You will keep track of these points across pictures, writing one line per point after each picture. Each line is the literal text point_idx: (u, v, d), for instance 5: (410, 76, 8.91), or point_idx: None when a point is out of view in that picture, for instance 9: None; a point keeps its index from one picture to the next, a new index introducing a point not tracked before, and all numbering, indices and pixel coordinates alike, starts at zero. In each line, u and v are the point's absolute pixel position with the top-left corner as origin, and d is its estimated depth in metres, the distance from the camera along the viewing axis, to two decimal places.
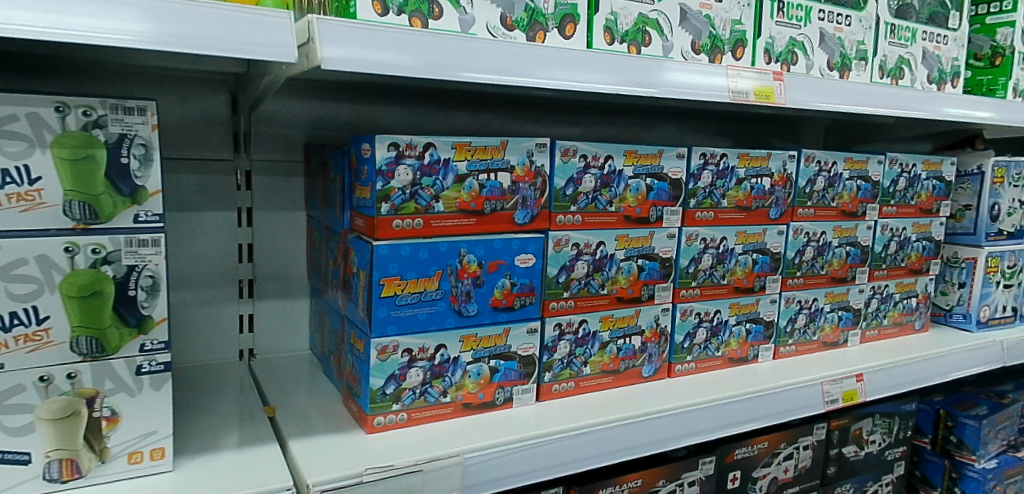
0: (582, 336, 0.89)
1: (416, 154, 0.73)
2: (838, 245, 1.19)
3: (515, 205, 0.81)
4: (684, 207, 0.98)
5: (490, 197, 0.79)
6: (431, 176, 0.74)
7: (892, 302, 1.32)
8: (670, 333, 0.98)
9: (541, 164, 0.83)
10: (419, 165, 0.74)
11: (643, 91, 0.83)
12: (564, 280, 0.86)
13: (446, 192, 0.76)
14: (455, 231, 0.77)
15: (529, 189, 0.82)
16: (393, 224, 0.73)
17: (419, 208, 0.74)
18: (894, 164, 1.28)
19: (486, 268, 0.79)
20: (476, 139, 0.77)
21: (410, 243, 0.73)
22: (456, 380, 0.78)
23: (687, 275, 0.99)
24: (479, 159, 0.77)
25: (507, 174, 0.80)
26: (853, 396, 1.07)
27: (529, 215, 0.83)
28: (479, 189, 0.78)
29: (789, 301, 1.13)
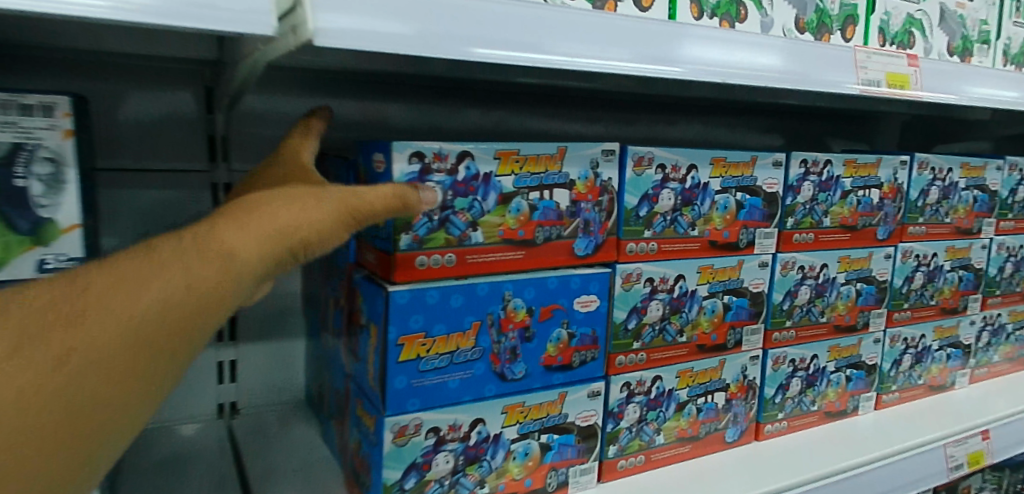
0: (655, 396, 0.69)
1: (448, 168, 0.54)
2: (950, 269, 0.98)
3: (575, 232, 0.61)
4: (780, 229, 0.78)
5: (544, 223, 0.59)
6: (467, 196, 0.55)
7: (1005, 335, 1.11)
8: (759, 386, 0.79)
9: (608, 177, 0.63)
10: (450, 182, 0.54)
11: (663, 71, 0.57)
12: (634, 326, 0.67)
13: (488, 217, 0.56)
14: (498, 268, 0.58)
15: (593, 210, 0.62)
16: (415, 261, 0.54)
17: (450, 239, 0.55)
18: (1015, 170, 1.06)
19: (537, 315, 0.60)
20: (527, 145, 0.57)
21: (439, 287, 0.54)
22: (497, 465, 0.59)
23: (782, 313, 0.79)
24: (530, 173, 0.58)
25: (566, 191, 0.60)
26: (978, 459, 0.87)
27: (593, 244, 0.63)
28: (530, 211, 0.58)
29: (894, 339, 0.92)
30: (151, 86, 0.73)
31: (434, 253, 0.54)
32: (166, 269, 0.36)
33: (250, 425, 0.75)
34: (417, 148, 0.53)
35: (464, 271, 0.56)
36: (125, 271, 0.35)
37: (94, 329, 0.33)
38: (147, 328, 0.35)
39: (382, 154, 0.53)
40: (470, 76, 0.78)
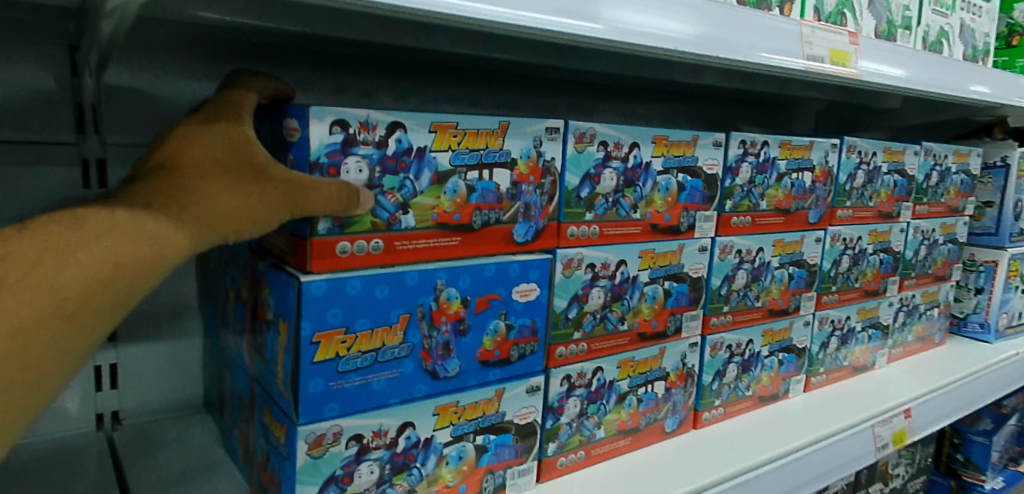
0: (596, 389, 0.65)
1: (376, 141, 0.48)
2: (873, 252, 1.00)
3: (514, 216, 0.56)
4: (719, 212, 0.75)
5: (483, 206, 0.54)
6: (398, 174, 0.49)
7: (917, 315, 1.14)
8: (698, 374, 0.76)
9: (550, 157, 0.58)
10: (379, 157, 0.48)
11: (580, 27, 0.52)
12: (575, 315, 0.63)
13: (421, 198, 0.50)
14: (431, 255, 0.52)
15: (533, 192, 0.57)
16: (337, 248, 0.47)
17: (377, 224, 0.49)
18: (929, 155, 1.09)
19: (473, 306, 0.54)
20: (466, 118, 0.52)
21: (362, 275, 0.48)
22: (429, 472, 0.53)
23: (720, 299, 0.77)
24: (468, 149, 0.52)
25: (507, 171, 0.55)
26: (901, 437, 0.88)
27: (534, 230, 0.58)
28: (467, 193, 0.53)
29: (822, 322, 0.93)
30: (11, 43, 0.62)
31: (358, 239, 0.48)
32: (95, 241, 0.37)
33: (137, 437, 0.65)
34: (341, 115, 0.46)
35: (391, 260, 0.50)
36: (56, 235, 0.36)
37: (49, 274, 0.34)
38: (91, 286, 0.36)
39: (296, 121, 0.46)
40: (391, 43, 0.71)
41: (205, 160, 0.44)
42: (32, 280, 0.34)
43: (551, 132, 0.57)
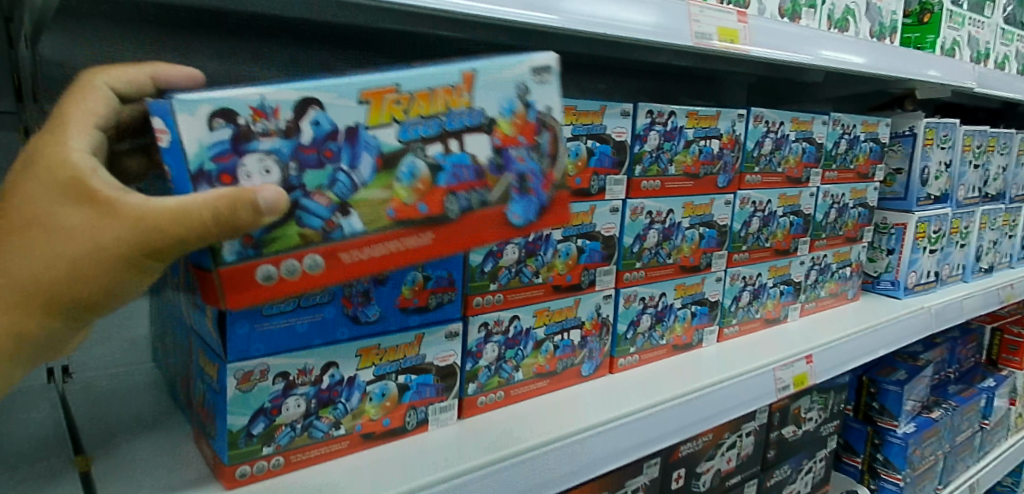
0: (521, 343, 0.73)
1: (283, 125, 0.47)
2: (782, 214, 1.09)
3: (505, 193, 0.55)
4: (629, 176, 0.82)
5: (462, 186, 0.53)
6: (326, 159, 0.49)
7: (829, 273, 1.25)
8: (612, 323, 0.85)
9: (539, 107, 0.56)
10: (292, 142, 0.48)
11: (538, 18, 0.62)
12: (491, 269, 0.69)
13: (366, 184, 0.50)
14: (387, 259, 0.51)
15: (526, 154, 0.55)
16: (257, 271, 0.48)
17: (309, 236, 0.48)
18: (837, 125, 1.18)
19: None
20: (407, 81, 0.51)
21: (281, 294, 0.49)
22: (353, 407, 0.59)
23: (632, 255, 0.84)
24: (419, 118, 0.51)
25: (484, 135, 0.54)
26: (803, 380, 0.98)
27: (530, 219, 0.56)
28: (433, 173, 0.52)
29: (734, 278, 1.02)
30: None
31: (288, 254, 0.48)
32: None
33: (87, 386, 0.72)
34: (222, 107, 0.46)
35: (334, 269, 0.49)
36: None
37: None
38: None
39: (162, 122, 0.45)
40: (318, 20, 0.77)
41: (33, 197, 0.41)
42: None
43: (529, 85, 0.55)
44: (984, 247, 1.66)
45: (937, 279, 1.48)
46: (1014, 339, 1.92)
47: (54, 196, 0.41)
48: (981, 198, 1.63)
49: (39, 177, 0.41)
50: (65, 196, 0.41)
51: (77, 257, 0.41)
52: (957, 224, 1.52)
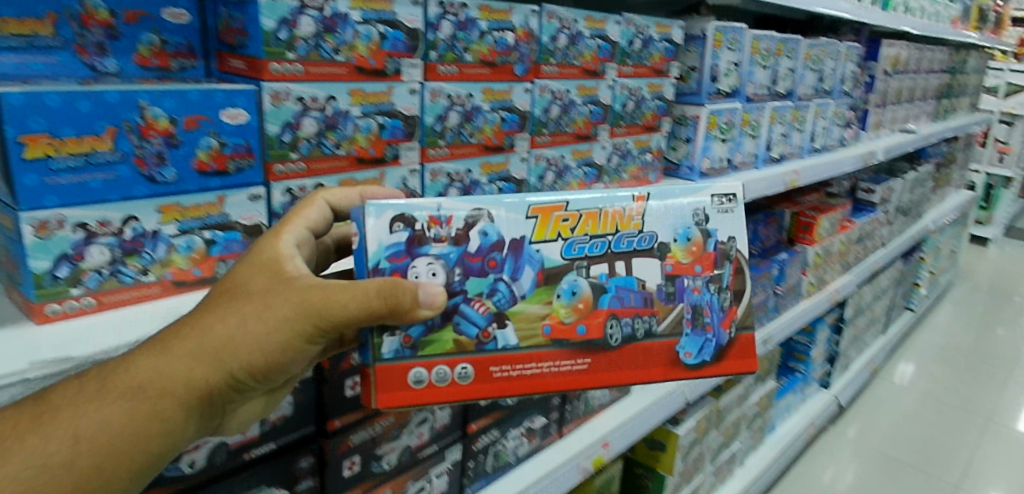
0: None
1: (453, 234, 0.73)
2: (582, 103, 1.23)
3: (651, 318, 0.82)
4: (425, 60, 0.92)
5: (625, 311, 0.80)
6: (491, 270, 0.74)
7: (631, 158, 1.42)
8: (420, 194, 0.97)
9: (705, 242, 0.85)
10: (460, 250, 0.73)
11: None
12: (290, 139, 0.77)
13: (522, 297, 0.76)
14: (542, 374, 0.76)
15: (683, 287, 0.83)
16: (413, 368, 0.72)
17: (468, 344, 0.73)
18: (630, 24, 1.30)
19: (182, 124, 0.68)
20: (573, 203, 0.79)
21: (428, 393, 0.72)
22: (159, 257, 0.69)
23: (434, 134, 0.95)
24: (580, 237, 0.79)
25: (644, 264, 0.81)
26: None
27: (701, 357, 0.85)
28: (595, 297, 0.79)
29: (538, 159, 1.16)
30: None
31: (443, 361, 0.72)
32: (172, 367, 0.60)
33: None
34: (406, 217, 0.71)
35: (484, 382, 0.74)
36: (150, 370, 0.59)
37: (122, 403, 0.57)
38: (153, 401, 0.59)
39: (358, 228, 0.70)
40: None
41: (247, 273, 0.65)
42: (104, 408, 0.57)
43: (707, 215, 0.85)
44: (774, 139, 1.91)
45: (729, 165, 1.72)
46: (806, 220, 2.24)
47: (260, 271, 0.65)
48: (771, 95, 1.86)
49: (256, 262, 0.65)
50: (267, 274, 0.64)
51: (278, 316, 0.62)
52: (746, 117, 1.74)
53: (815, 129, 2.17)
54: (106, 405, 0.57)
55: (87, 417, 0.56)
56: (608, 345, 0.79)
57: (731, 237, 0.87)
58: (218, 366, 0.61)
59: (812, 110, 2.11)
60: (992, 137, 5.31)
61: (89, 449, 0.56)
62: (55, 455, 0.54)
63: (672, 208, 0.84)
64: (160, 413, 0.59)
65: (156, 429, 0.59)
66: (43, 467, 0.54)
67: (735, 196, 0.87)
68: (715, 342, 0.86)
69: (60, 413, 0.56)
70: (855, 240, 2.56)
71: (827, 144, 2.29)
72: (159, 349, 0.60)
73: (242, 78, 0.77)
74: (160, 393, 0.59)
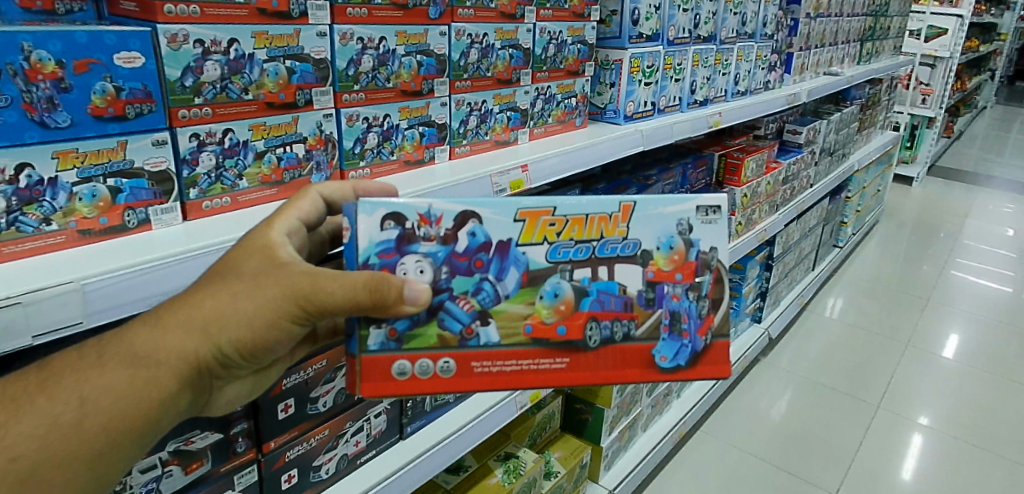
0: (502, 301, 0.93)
1: (443, 233, 0.71)
2: (501, 48, 1.21)
3: (636, 320, 0.77)
4: (332, 2, 0.90)
5: (605, 315, 0.75)
6: (478, 269, 0.72)
7: (555, 103, 1.41)
8: (338, 140, 0.97)
9: (693, 249, 0.78)
10: (448, 249, 0.71)
11: None
12: (192, 84, 0.78)
13: (507, 297, 0.73)
14: (521, 371, 0.73)
15: (666, 292, 0.78)
16: (395, 361, 0.71)
17: (452, 340, 0.72)
18: None
19: (72, 68, 0.68)
20: (560, 207, 0.75)
21: (409, 385, 0.71)
22: (61, 205, 0.71)
23: (348, 79, 0.95)
24: (565, 240, 0.75)
25: (632, 266, 0.77)
26: (519, 184, 1.19)
27: (678, 361, 0.79)
28: (576, 299, 0.75)
29: (459, 104, 1.16)
30: None
31: (426, 354, 0.72)
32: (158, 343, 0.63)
33: None
34: (399, 213, 0.70)
35: (465, 377, 0.72)
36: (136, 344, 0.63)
37: (108, 374, 0.61)
38: (137, 377, 0.62)
39: (349, 221, 0.69)
40: None
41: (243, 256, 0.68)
42: (92, 379, 0.61)
43: (692, 225, 0.79)
44: (698, 83, 1.95)
45: (653, 108, 1.76)
46: (734, 162, 2.29)
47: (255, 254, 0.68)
48: (694, 39, 1.88)
49: (248, 246, 0.69)
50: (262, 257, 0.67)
51: (263, 299, 0.65)
52: (670, 61, 1.78)
53: (739, 73, 2.21)
54: (105, 374, 0.61)
55: (86, 384, 0.60)
56: (586, 347, 0.75)
57: (715, 247, 0.79)
58: (207, 341, 0.64)
59: (736, 53, 2.15)
60: (915, 79, 5.50)
61: (87, 414, 0.60)
62: (54, 416, 0.59)
63: (658, 214, 0.78)
64: (154, 385, 0.63)
65: (141, 404, 0.62)
66: (51, 426, 0.58)
67: (722, 208, 0.80)
68: (693, 348, 0.79)
69: (61, 378, 0.60)
70: (783, 181, 2.65)
71: (753, 87, 2.35)
72: (149, 325, 0.64)
73: (135, 21, 0.76)
74: (154, 365, 0.63)
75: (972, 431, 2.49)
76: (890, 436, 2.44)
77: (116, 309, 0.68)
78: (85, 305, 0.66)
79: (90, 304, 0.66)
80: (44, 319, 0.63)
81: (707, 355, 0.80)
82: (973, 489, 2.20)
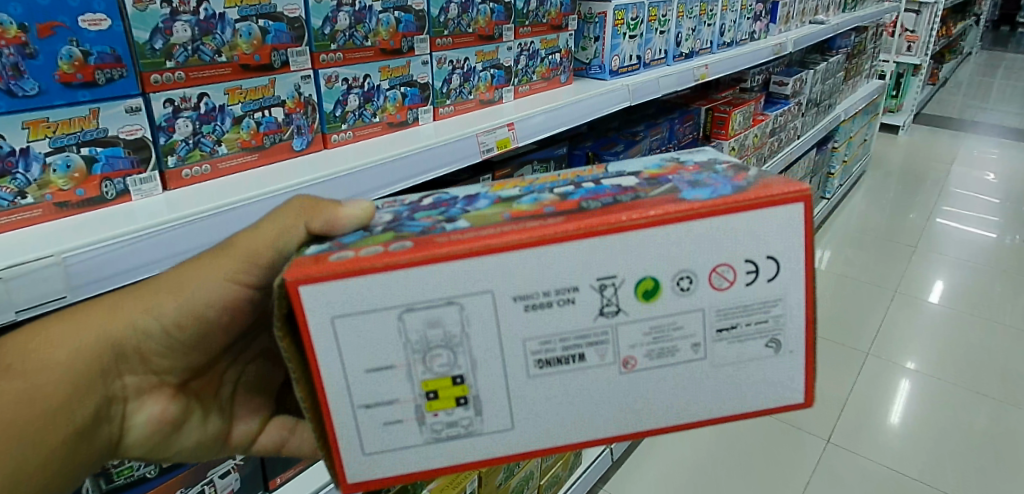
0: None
1: (406, 201, 0.72)
2: (481, 3, 1.17)
3: (640, 190, 0.63)
4: None
5: (597, 194, 0.63)
6: (444, 205, 0.68)
7: (539, 59, 1.39)
8: (317, 103, 0.95)
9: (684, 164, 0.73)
10: (412, 206, 0.70)
11: None
12: (162, 47, 0.75)
13: (481, 207, 0.65)
14: (496, 232, 0.56)
15: (673, 177, 0.66)
16: (333, 255, 0.57)
17: (410, 233, 0.60)
18: None
19: (36, 32, 0.66)
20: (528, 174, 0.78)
21: (349, 263, 0.55)
22: (35, 178, 0.69)
23: (325, 38, 0.92)
24: (541, 182, 0.73)
25: (620, 177, 0.70)
26: (506, 144, 1.17)
27: (719, 193, 0.58)
28: (561, 195, 0.64)
29: (441, 62, 1.13)
30: None
31: (376, 244, 0.58)
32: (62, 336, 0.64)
33: None
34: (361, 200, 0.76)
35: (427, 245, 0.56)
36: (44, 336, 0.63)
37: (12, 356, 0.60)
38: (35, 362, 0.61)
39: None
40: None
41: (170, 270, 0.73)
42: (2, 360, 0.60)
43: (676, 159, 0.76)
44: (684, 35, 1.92)
45: (639, 62, 1.73)
46: (721, 116, 2.25)
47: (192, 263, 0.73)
48: None
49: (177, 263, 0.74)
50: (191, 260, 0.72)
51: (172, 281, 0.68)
52: (654, 13, 1.74)
53: (725, 23, 2.18)
54: None
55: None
56: (585, 208, 0.59)
57: (711, 160, 0.73)
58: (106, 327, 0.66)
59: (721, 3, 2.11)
60: (900, 26, 5.46)
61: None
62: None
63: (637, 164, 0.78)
64: (45, 385, 0.61)
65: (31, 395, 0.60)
66: None
67: (705, 151, 0.79)
68: (731, 186, 0.60)
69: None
70: (770, 133, 2.63)
71: (738, 38, 2.31)
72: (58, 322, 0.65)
73: None
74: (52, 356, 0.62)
75: (962, 375, 2.53)
76: (879, 381, 2.48)
77: (99, 283, 0.67)
78: (67, 279, 0.65)
79: (73, 277, 0.65)
80: (27, 294, 0.62)
81: (761, 185, 0.59)
82: (959, 428, 2.25)
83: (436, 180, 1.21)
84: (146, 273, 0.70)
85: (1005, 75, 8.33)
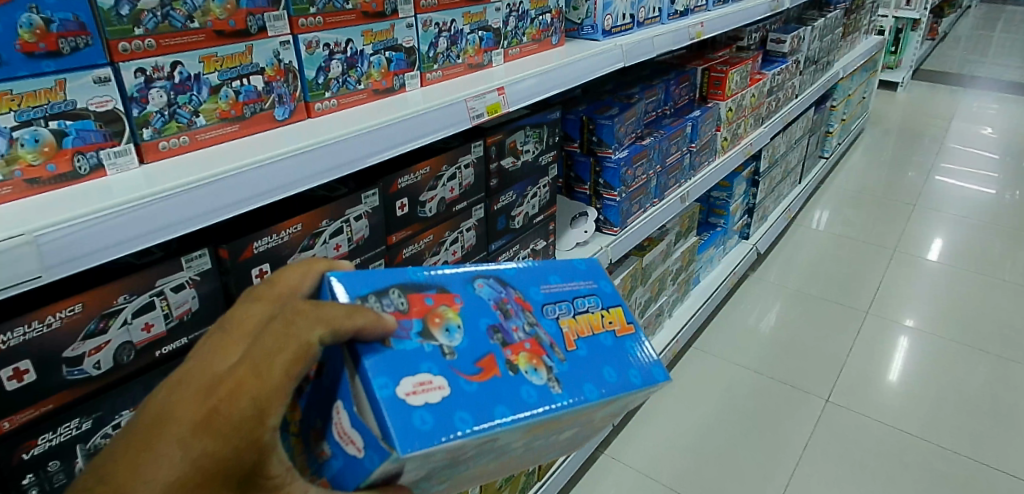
0: (483, 290, 0.73)
1: (460, 452, 0.62)
2: None
3: (547, 451, 0.82)
4: None
5: (531, 453, 0.79)
6: (468, 461, 0.67)
7: (528, 20, 1.34)
8: (298, 69, 0.91)
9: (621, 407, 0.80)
10: (456, 459, 0.63)
11: None
12: (130, 13, 0.72)
13: (477, 464, 0.70)
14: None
15: (583, 433, 0.83)
16: None
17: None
18: None
19: None
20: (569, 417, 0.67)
21: None
22: (4, 153, 0.66)
23: (303, 1, 0.88)
24: (555, 428, 0.70)
25: (575, 430, 0.78)
26: (496, 109, 1.14)
27: (556, 454, 0.89)
28: (522, 452, 0.76)
29: (427, 25, 1.09)
30: None
31: None
32: None
33: None
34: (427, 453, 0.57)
35: None
36: None
37: None
38: None
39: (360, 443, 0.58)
40: None
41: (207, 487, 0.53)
42: None
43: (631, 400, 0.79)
44: None
45: (632, 21, 1.68)
46: (718, 76, 2.19)
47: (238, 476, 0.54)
48: None
49: (229, 460, 0.53)
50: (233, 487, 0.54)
51: None
52: None
53: None
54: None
55: None
56: (500, 468, 0.80)
57: (632, 403, 0.82)
58: None
59: None
60: None
61: None
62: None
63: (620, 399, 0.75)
64: None
65: None
66: None
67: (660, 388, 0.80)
68: (570, 446, 0.89)
69: None
70: (768, 92, 2.58)
71: None
72: None
73: None
74: None
75: (961, 331, 2.53)
76: (878, 339, 2.48)
77: (74, 262, 0.64)
78: (41, 258, 0.62)
79: (47, 256, 0.62)
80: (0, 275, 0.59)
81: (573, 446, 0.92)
82: (958, 384, 2.26)
83: (426, 148, 1.17)
84: (124, 252, 0.68)
85: (1007, 28, 8.20)
